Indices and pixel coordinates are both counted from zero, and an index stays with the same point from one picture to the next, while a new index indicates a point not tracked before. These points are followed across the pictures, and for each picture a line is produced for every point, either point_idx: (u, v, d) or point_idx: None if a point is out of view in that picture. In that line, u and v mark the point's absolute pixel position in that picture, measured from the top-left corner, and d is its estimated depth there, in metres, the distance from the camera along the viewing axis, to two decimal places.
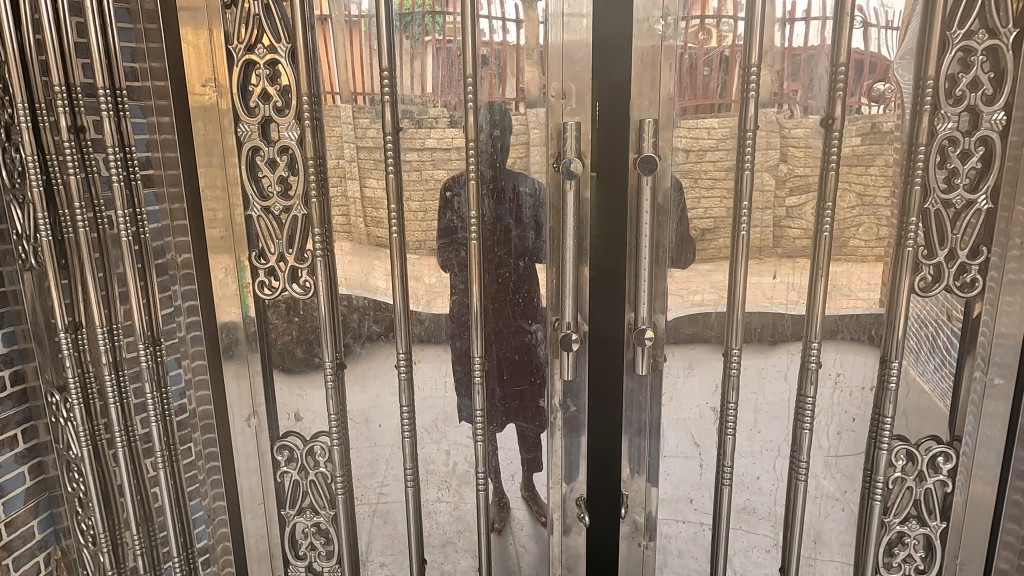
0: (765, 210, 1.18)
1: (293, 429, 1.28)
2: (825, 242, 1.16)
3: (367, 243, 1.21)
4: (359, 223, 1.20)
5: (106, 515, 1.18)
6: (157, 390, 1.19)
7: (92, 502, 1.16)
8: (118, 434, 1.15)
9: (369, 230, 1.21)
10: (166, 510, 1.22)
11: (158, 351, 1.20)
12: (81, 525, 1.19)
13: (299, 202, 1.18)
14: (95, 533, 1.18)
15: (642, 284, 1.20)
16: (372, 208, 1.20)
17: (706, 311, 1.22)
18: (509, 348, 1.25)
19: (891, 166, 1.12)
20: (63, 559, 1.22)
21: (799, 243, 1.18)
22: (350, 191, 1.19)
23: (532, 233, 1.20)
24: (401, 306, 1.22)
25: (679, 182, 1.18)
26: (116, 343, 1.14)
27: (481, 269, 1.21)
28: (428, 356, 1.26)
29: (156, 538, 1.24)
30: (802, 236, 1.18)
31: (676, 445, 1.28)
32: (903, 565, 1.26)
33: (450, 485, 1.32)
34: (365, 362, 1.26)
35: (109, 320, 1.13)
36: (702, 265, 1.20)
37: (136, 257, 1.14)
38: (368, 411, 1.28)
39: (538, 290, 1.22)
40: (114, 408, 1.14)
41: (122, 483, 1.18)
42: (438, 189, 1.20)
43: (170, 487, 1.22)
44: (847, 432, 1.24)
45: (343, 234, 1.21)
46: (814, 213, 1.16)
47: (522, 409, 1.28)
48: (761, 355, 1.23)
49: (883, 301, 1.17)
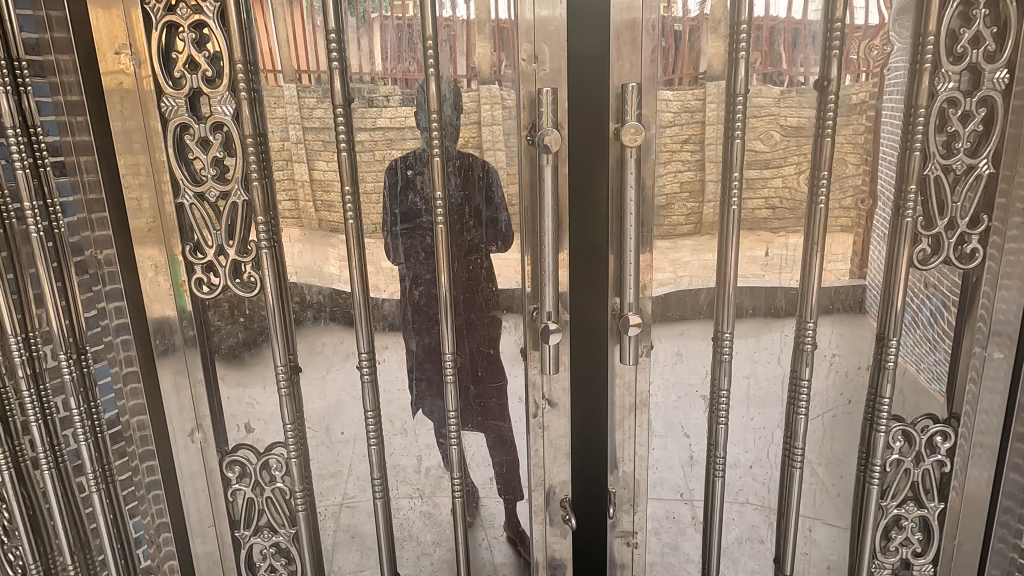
0: (755, 180, 1.09)
1: (245, 442, 1.15)
2: (821, 214, 1.08)
3: (322, 230, 1.07)
4: (308, 208, 1.06)
5: (36, 543, 1.07)
6: (85, 403, 1.06)
7: (17, 530, 1.04)
8: (43, 455, 1.03)
9: (317, 218, 1.07)
10: (102, 534, 1.10)
11: (84, 359, 1.05)
12: (6, 555, 1.07)
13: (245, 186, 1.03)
14: (23, 563, 1.06)
15: (627, 268, 1.09)
16: (321, 192, 1.06)
17: (695, 292, 1.13)
18: (484, 342, 1.14)
19: (861, 134, 1.06)
20: None
21: (792, 215, 1.10)
22: (297, 174, 1.05)
23: (505, 213, 1.09)
24: (361, 298, 1.09)
25: (662, 155, 1.08)
26: (37, 353, 1.02)
27: (449, 255, 1.09)
28: (394, 353, 1.14)
29: (96, 565, 1.12)
30: (795, 207, 1.10)
31: (665, 437, 1.19)
32: (900, 549, 1.21)
33: (423, 494, 1.20)
34: (322, 363, 1.13)
35: (24, 327, 1.01)
36: (690, 243, 1.11)
37: (51, 255, 1.00)
38: (329, 417, 1.15)
39: (514, 276, 1.11)
40: (35, 425, 1.02)
41: (51, 507, 1.06)
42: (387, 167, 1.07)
43: (106, 508, 1.10)
44: (843, 414, 1.18)
45: (294, 220, 1.07)
46: (806, 183, 1.09)
47: (500, 406, 1.17)
48: (754, 337, 1.15)
49: (874, 273, 1.11)
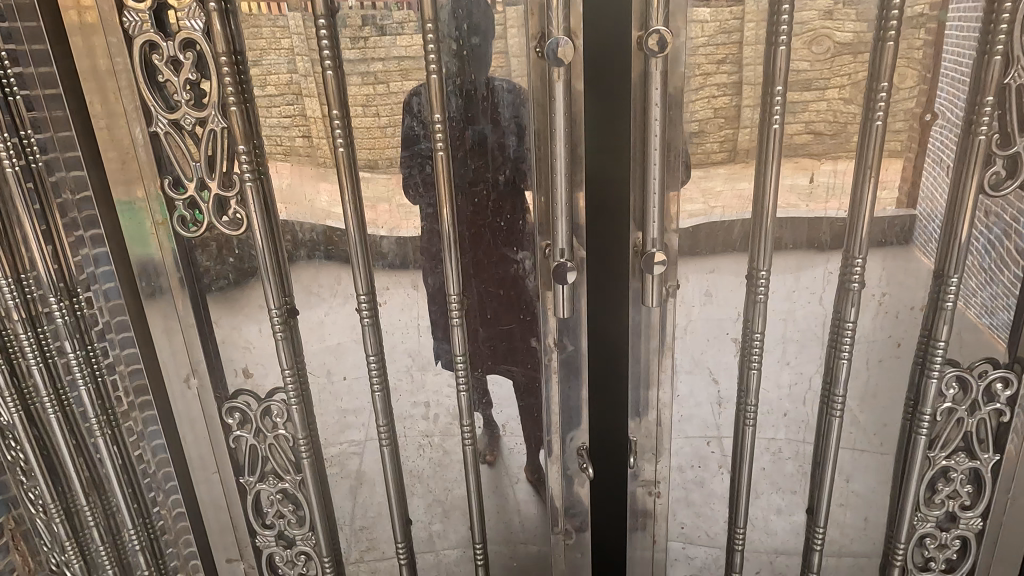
0: (801, 99, 0.95)
1: (245, 387, 1.09)
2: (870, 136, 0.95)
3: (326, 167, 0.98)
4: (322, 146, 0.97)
5: (54, 484, 1.03)
6: (84, 348, 1.00)
7: (35, 471, 1.01)
8: (49, 398, 0.99)
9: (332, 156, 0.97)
10: (115, 479, 1.07)
11: (79, 305, 0.99)
12: (27, 495, 1.03)
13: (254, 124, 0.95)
14: (44, 504, 1.03)
15: (652, 200, 0.96)
16: (335, 127, 0.96)
17: (727, 224, 1.01)
18: (492, 283, 1.04)
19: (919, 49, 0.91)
20: (17, 532, 1.05)
21: (841, 139, 0.97)
22: (309, 110, 0.95)
23: (512, 139, 0.96)
24: (359, 235, 1.00)
25: (695, 72, 0.94)
26: (27, 296, 0.95)
27: (452, 187, 0.98)
28: (396, 295, 1.05)
29: (112, 510, 1.09)
30: (845, 131, 0.96)
31: (691, 384, 1.10)
32: (946, 502, 1.12)
33: (433, 441, 1.14)
34: (319, 307, 1.05)
35: (14, 269, 0.94)
36: (722, 171, 0.98)
37: (33, 197, 0.92)
38: (330, 363, 1.09)
39: (524, 210, 0.99)
40: (36, 370, 0.97)
41: (62, 451, 1.02)
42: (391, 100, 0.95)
43: (116, 454, 1.06)
44: (890, 360, 1.07)
45: (306, 158, 0.97)
46: (860, 102, 0.94)
47: (512, 351, 1.08)
48: (793, 274, 1.03)
49: (924, 199, 0.98)
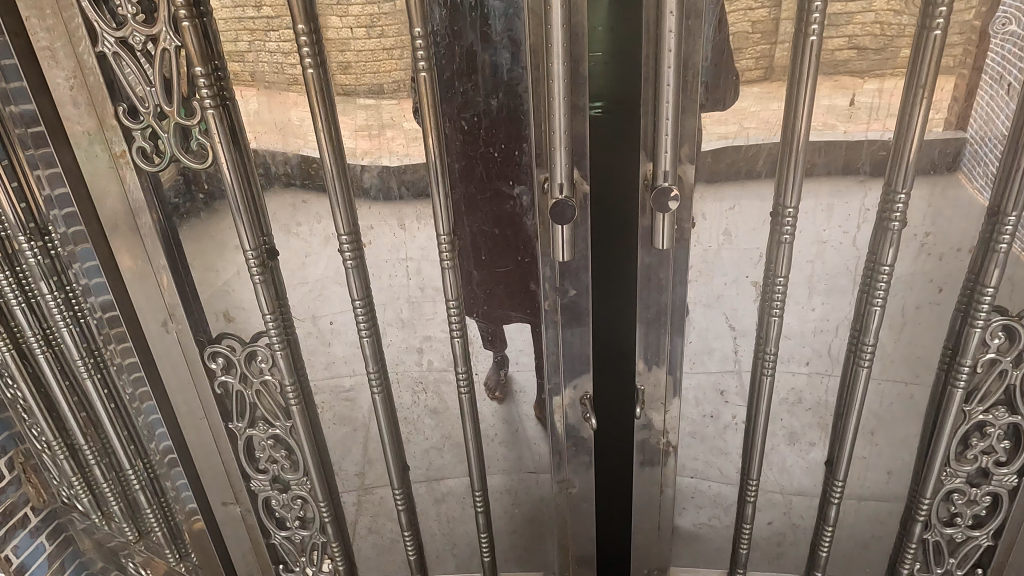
0: (846, 11, 0.81)
1: (227, 331, 1.03)
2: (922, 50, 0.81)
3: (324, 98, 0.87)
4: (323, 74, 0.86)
5: (54, 422, 1.05)
6: (63, 292, 0.97)
7: (33, 410, 1.03)
8: (35, 339, 0.98)
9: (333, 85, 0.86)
10: (108, 421, 1.06)
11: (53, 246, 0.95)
12: (31, 431, 1.06)
13: (247, 50, 0.84)
14: (46, 440, 1.06)
15: (664, 128, 0.84)
16: (336, 53, 0.85)
17: (752, 154, 0.88)
18: (487, 221, 0.94)
19: None
20: (30, 462, 1.12)
21: (889, 55, 0.83)
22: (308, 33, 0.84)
23: (505, 56, 0.84)
24: (338, 170, 0.90)
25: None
26: (1, 235, 0.92)
27: (437, 114, 0.87)
28: (382, 235, 0.95)
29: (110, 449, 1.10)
30: (894, 47, 0.82)
31: (705, 331, 1.01)
32: (980, 458, 1.03)
33: (427, 389, 1.08)
34: (299, 247, 0.97)
35: None
36: (748, 93, 0.85)
37: None
38: (315, 307, 1.02)
39: (520, 139, 0.88)
40: (18, 311, 0.95)
41: (55, 392, 1.03)
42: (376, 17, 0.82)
43: (106, 397, 1.05)
44: (929, 306, 0.96)
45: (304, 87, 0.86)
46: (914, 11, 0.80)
47: (510, 295, 0.99)
48: (824, 211, 0.91)
49: (976, 120, 0.84)
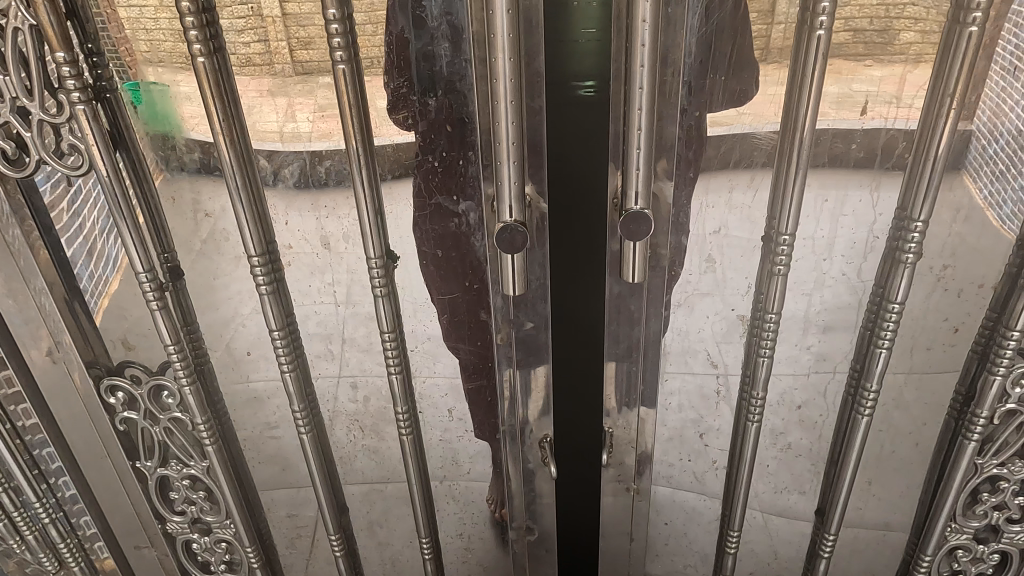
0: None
1: (131, 359, 0.88)
2: (917, 38, 0.67)
3: (283, 78, 0.71)
4: (281, 51, 0.69)
5: None
6: None
7: None
8: None
9: (295, 63, 0.70)
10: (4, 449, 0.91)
11: None
12: None
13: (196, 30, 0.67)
14: None
15: (635, 138, 0.67)
16: (297, 29, 0.69)
17: (741, 170, 0.74)
18: (428, 243, 0.79)
19: None
20: None
21: (887, 41, 0.67)
22: (264, 6, 0.68)
23: (445, 47, 0.68)
24: (244, 178, 0.75)
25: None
26: None
27: (362, 114, 0.71)
28: (303, 256, 0.80)
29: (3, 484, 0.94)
30: (893, 32, 0.67)
31: (683, 370, 0.87)
32: (991, 514, 0.90)
33: (364, 428, 0.93)
34: (208, 267, 0.82)
35: None
36: (738, 98, 0.71)
37: None
38: (230, 335, 0.87)
39: (465, 147, 0.73)
40: None
41: None
42: None
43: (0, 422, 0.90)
44: (942, 347, 0.83)
45: (264, 68, 0.70)
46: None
47: (457, 326, 0.85)
48: (824, 239, 0.77)
49: (983, 112, 0.69)
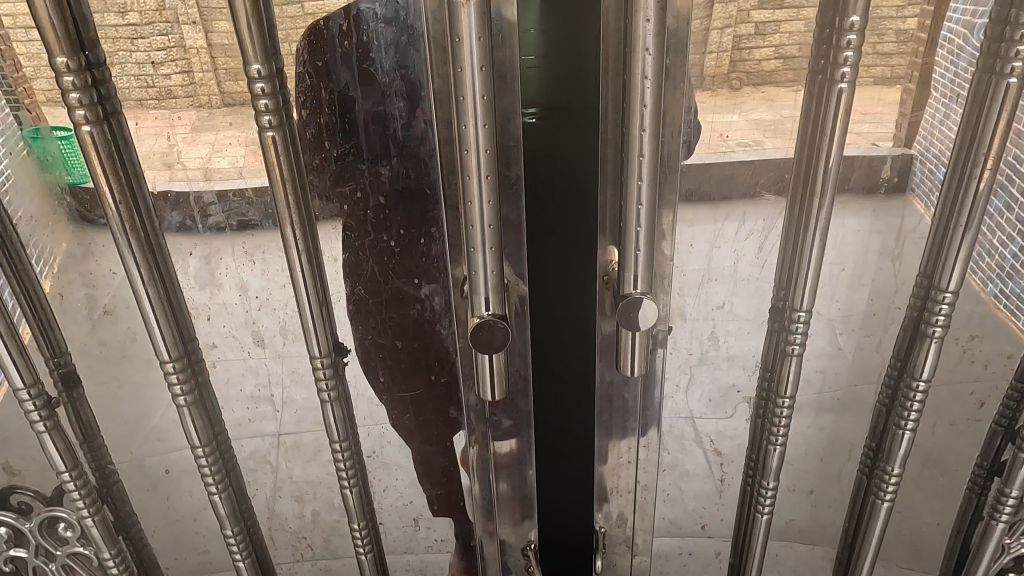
0: (772, 15, 0.57)
1: (15, 485, 0.71)
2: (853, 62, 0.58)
3: (209, 109, 0.55)
4: (208, 83, 0.55)
5: None
6: None
7: None
8: None
9: (223, 95, 0.55)
10: None
11: None
12: None
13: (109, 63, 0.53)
14: None
15: (633, 214, 0.57)
16: (229, 58, 0.54)
17: (749, 237, 0.65)
18: (385, 335, 0.66)
19: None
20: None
21: (819, 65, 0.58)
22: (186, 34, 0.53)
23: (402, 107, 0.56)
24: (154, 271, 0.60)
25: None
26: None
27: (299, 189, 0.58)
28: (231, 355, 0.66)
29: None
30: (826, 56, 0.58)
31: (685, 460, 0.76)
32: None
33: (314, 545, 0.78)
34: (110, 373, 0.66)
35: None
36: (745, 160, 0.61)
37: None
38: (144, 450, 0.71)
39: (427, 226, 0.61)
40: None
41: None
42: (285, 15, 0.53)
43: None
44: (966, 423, 0.75)
45: (185, 98, 0.55)
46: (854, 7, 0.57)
47: (420, 427, 0.71)
48: (840, 311, 0.69)
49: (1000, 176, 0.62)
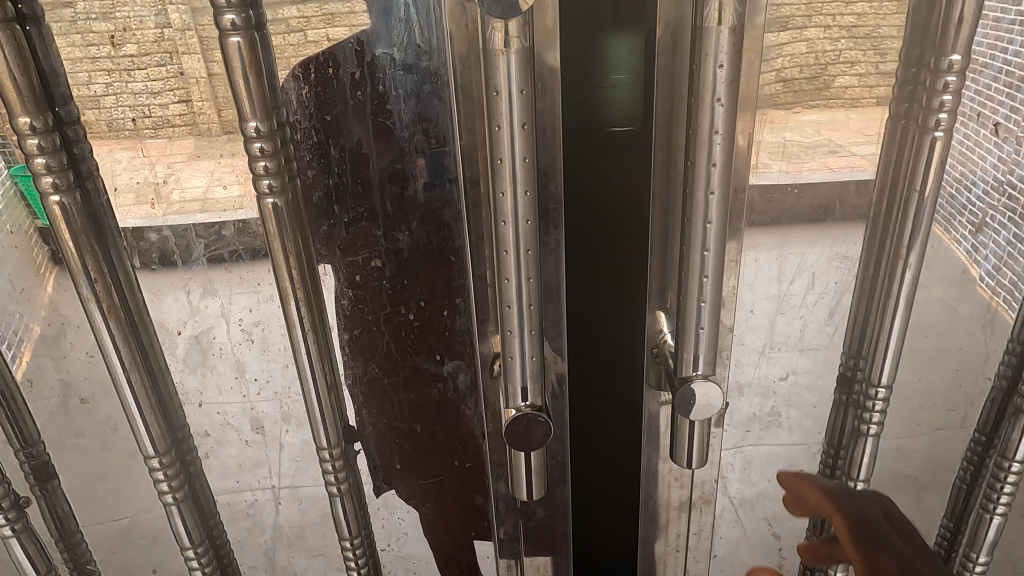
0: (778, 38, 0.48)
1: None
2: (855, 83, 0.51)
3: (211, 138, 0.46)
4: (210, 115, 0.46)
5: None
6: None
7: None
8: None
9: (223, 120, 0.46)
10: None
11: None
12: None
13: (103, 93, 0.45)
14: None
15: (696, 290, 0.50)
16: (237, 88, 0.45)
17: (821, 302, 0.56)
18: (401, 418, 0.58)
19: None
20: None
21: (820, 86, 0.50)
22: (188, 66, 0.45)
23: (425, 166, 0.49)
24: (138, 354, 0.52)
25: (804, 23, 0.49)
26: None
27: (304, 261, 0.49)
28: (225, 444, 0.57)
29: None
30: (826, 77, 0.50)
31: (743, 553, 0.66)
32: None
33: None
34: (88, 465, 0.58)
35: None
36: (818, 217, 0.54)
37: None
38: (124, 550, 0.61)
39: (452, 298, 0.53)
40: None
41: None
42: (294, 46, 0.44)
43: None
44: None
45: (186, 126, 0.46)
46: (855, 24, 0.49)
47: (438, 518, 0.62)
48: (925, 385, 0.60)
49: None
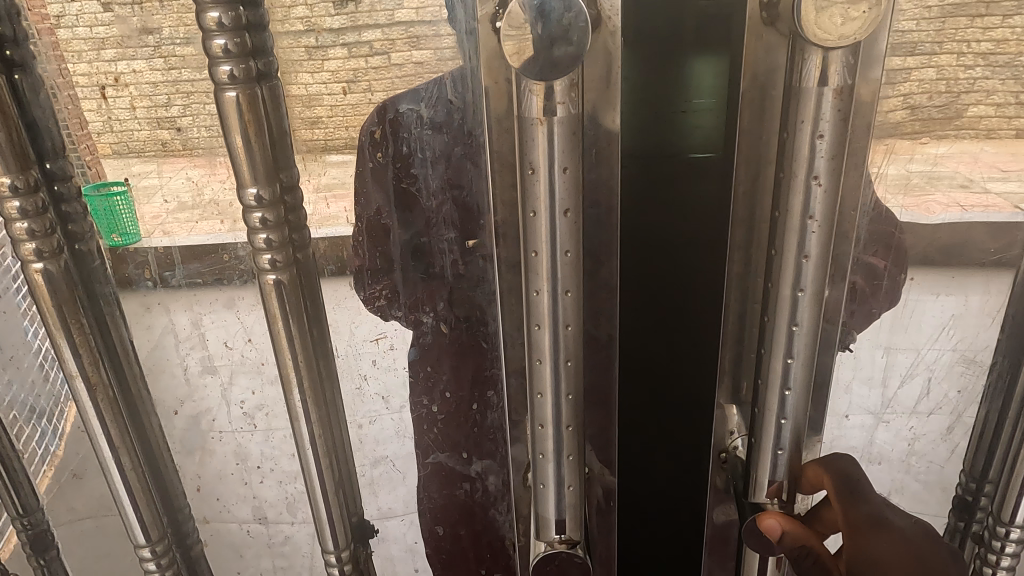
0: (901, 61, 0.37)
1: None
2: (993, 113, 0.38)
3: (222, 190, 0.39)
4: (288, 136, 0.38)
5: None
6: None
7: None
8: None
9: (298, 142, 0.38)
10: None
11: None
12: None
13: (180, 114, 0.38)
14: None
15: (778, 399, 0.41)
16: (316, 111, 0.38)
17: (935, 413, 0.44)
18: (423, 517, 0.49)
19: None
20: None
21: (951, 114, 0.38)
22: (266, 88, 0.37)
23: (455, 243, 0.41)
24: (134, 436, 0.46)
25: (934, 74, 0.38)
26: None
27: (313, 345, 0.43)
28: (225, 533, 0.51)
29: None
30: (961, 105, 0.38)
31: None
32: None
33: None
34: (84, 541, 0.52)
35: None
36: (945, 320, 0.42)
37: None
38: None
39: (483, 387, 0.46)
40: None
41: None
42: (376, 71, 0.37)
43: None
44: None
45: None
46: (995, 50, 0.37)
47: None
48: None
49: None
